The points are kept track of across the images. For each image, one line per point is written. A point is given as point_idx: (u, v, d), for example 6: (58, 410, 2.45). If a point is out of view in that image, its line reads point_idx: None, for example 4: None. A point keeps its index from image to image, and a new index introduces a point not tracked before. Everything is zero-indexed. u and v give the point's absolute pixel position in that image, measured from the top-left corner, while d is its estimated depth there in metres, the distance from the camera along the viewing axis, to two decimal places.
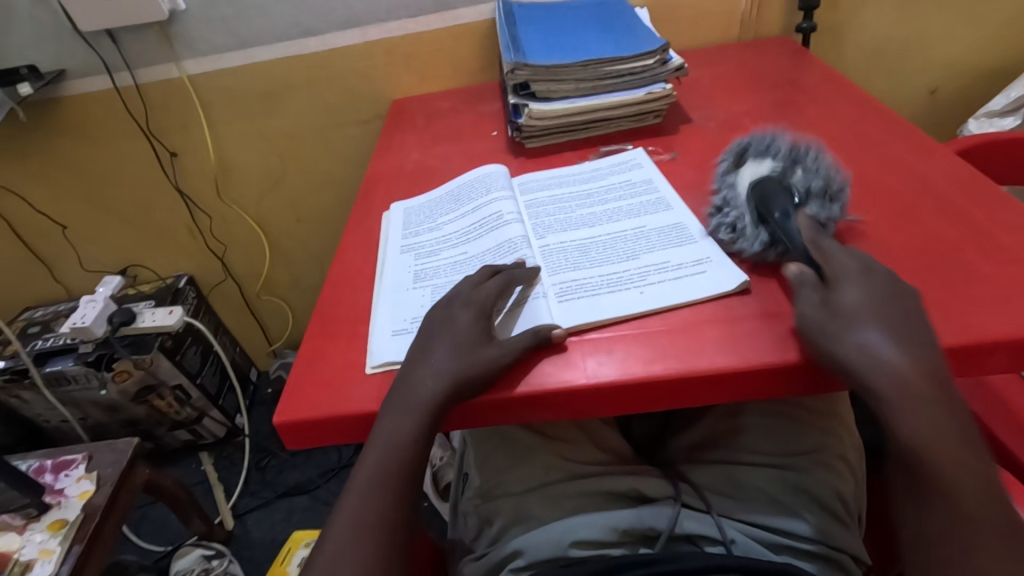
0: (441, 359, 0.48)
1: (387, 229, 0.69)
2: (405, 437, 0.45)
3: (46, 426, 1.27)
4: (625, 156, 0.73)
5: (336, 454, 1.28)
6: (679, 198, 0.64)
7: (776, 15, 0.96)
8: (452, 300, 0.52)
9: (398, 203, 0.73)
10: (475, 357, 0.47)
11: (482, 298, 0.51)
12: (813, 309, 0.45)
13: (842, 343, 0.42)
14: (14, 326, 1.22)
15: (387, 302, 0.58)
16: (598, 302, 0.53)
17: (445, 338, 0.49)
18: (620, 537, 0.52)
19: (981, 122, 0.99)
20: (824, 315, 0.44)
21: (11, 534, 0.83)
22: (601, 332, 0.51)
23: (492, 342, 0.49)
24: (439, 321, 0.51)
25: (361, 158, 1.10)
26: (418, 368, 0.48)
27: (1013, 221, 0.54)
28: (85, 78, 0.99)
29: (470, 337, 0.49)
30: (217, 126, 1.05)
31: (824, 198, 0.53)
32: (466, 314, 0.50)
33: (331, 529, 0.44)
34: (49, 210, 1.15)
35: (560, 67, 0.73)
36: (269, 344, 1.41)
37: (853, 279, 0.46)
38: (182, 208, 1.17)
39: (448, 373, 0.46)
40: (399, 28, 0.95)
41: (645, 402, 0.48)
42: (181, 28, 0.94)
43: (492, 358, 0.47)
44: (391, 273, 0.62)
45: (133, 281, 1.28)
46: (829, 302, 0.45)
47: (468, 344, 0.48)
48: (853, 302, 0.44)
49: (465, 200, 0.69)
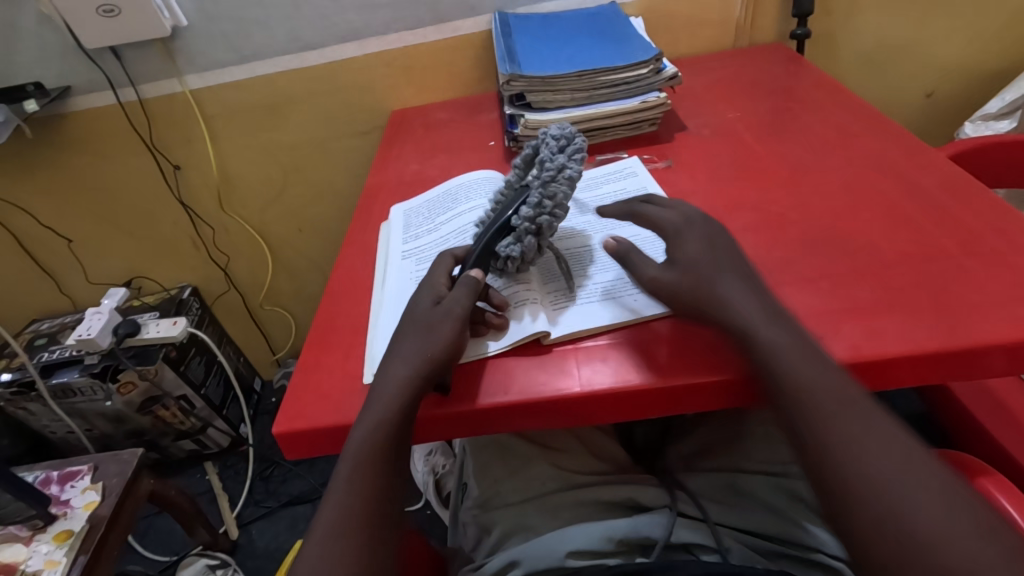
0: (405, 353, 0.48)
1: (388, 235, 0.70)
2: (384, 436, 0.45)
3: (53, 437, 1.28)
4: (620, 164, 0.73)
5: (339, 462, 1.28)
6: (672, 204, 0.65)
7: (770, 22, 0.97)
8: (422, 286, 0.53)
9: (397, 209, 0.74)
10: (432, 343, 0.47)
11: (442, 275, 0.54)
12: (663, 271, 0.51)
13: (702, 291, 0.47)
14: (20, 339, 1.24)
15: (389, 311, 0.58)
16: (583, 310, 0.53)
17: (408, 324, 0.50)
18: (615, 547, 0.53)
19: (976, 125, 0.99)
20: (674, 274, 0.49)
21: (17, 545, 0.84)
22: (596, 339, 0.51)
23: (439, 304, 0.50)
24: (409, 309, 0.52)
25: (361, 169, 1.11)
26: (390, 365, 0.48)
27: (1004, 225, 0.54)
28: (90, 94, 1.01)
29: (424, 313, 0.50)
30: (218, 139, 1.07)
31: (521, 232, 0.54)
32: (424, 293, 0.52)
33: (313, 536, 0.42)
34: (55, 224, 1.17)
35: (555, 78, 0.74)
36: (273, 353, 1.42)
37: (693, 228, 0.52)
38: (185, 220, 1.18)
39: (417, 371, 0.46)
40: (397, 40, 0.96)
41: (635, 411, 0.48)
42: (183, 44, 0.96)
43: (451, 348, 0.47)
44: (394, 280, 0.62)
45: (138, 293, 1.30)
46: (674, 259, 0.51)
47: (432, 326, 0.49)
48: (693, 253, 0.50)
49: (456, 205, 0.70)
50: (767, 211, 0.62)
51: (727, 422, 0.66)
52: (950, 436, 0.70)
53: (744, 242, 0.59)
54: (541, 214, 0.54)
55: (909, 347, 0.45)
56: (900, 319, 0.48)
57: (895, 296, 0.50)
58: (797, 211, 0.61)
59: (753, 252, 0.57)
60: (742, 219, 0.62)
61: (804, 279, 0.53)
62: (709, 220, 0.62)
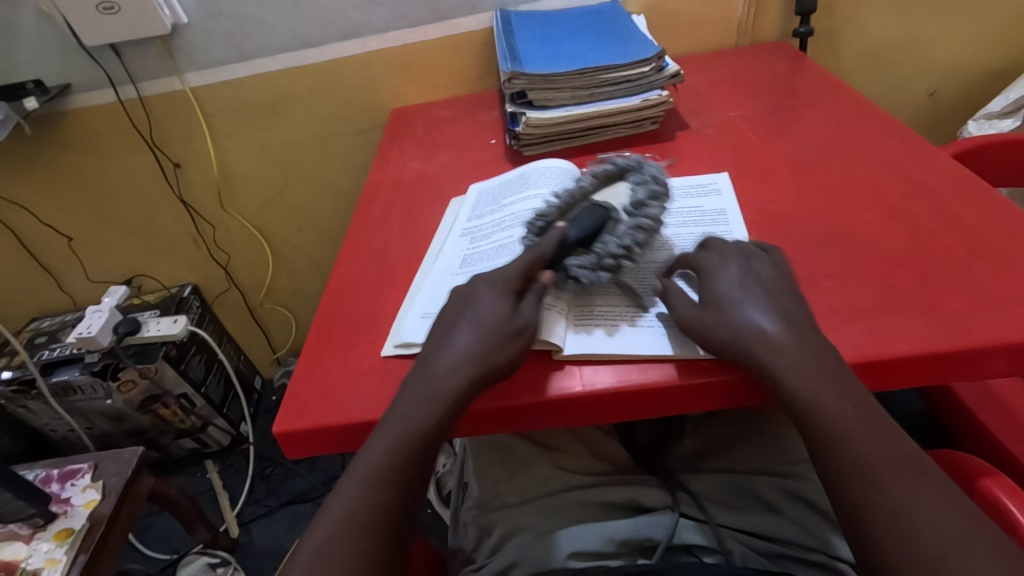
0: (448, 359, 0.47)
1: (457, 210, 0.71)
2: (407, 441, 0.44)
3: (53, 436, 1.28)
4: (708, 178, 0.68)
5: (340, 461, 1.28)
6: (747, 233, 0.59)
7: (773, 20, 0.96)
8: (489, 279, 0.51)
9: (475, 184, 0.75)
10: (489, 351, 0.47)
11: (521, 268, 0.51)
12: (695, 314, 0.47)
13: (721, 324, 0.46)
14: (21, 337, 1.24)
15: (431, 286, 0.59)
16: (615, 328, 0.51)
17: (463, 322, 0.49)
18: (618, 548, 0.53)
19: (980, 124, 0.99)
20: (701, 310, 0.47)
21: (18, 543, 0.84)
22: (613, 360, 0.49)
23: (516, 313, 0.48)
24: (462, 300, 0.51)
25: (362, 167, 1.11)
26: (424, 372, 0.47)
27: (1009, 224, 0.54)
28: (89, 92, 1.00)
29: (500, 316, 0.48)
30: (219, 137, 1.06)
31: (602, 263, 0.53)
32: (488, 291, 0.50)
33: (314, 534, 0.42)
34: (55, 222, 1.17)
35: (556, 75, 0.73)
36: (274, 351, 1.42)
37: (729, 263, 0.50)
38: (186, 218, 1.18)
39: (452, 380, 0.46)
40: (398, 38, 0.96)
41: (636, 411, 0.48)
42: (183, 41, 0.96)
43: (503, 365, 0.47)
44: (446, 254, 0.63)
45: (138, 291, 1.29)
46: (703, 296, 0.49)
47: (495, 333, 0.47)
48: (722, 291, 0.48)
49: (518, 189, 0.69)
50: (770, 210, 0.62)
51: (729, 423, 0.65)
52: (952, 437, 0.69)
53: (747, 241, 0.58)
54: (626, 256, 0.53)
55: (913, 347, 0.45)
56: (903, 319, 0.48)
57: (898, 296, 0.49)
58: (799, 210, 0.61)
59: None
60: (745, 218, 0.61)
61: (807, 279, 0.53)
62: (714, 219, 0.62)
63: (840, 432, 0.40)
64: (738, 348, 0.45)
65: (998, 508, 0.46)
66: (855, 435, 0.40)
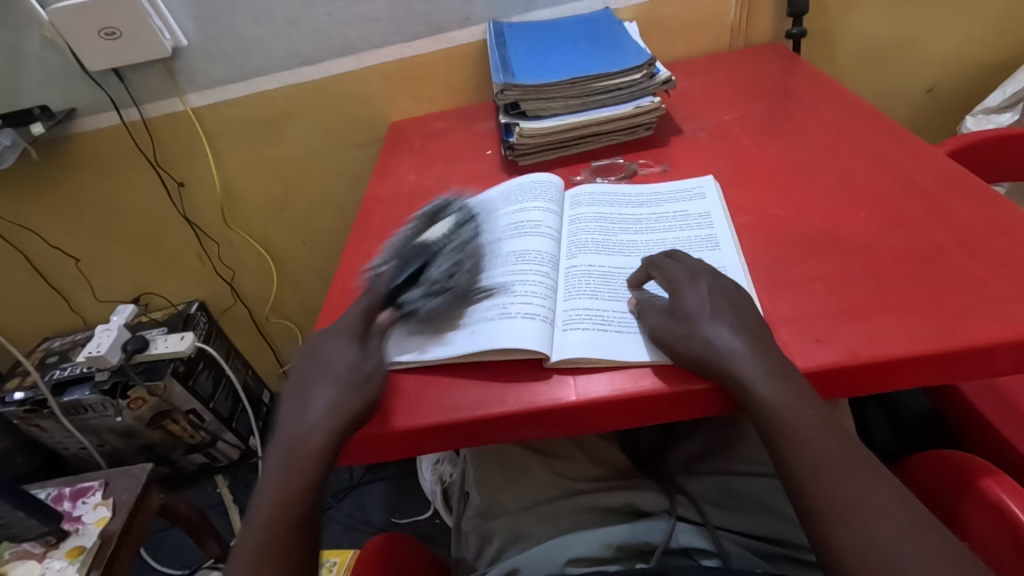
0: (313, 421, 0.46)
1: None
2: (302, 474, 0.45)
3: (66, 454, 1.30)
4: (692, 183, 0.68)
5: (349, 473, 1.22)
6: (733, 236, 0.59)
7: (766, 22, 0.97)
8: (329, 337, 0.52)
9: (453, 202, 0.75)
10: (353, 402, 0.47)
11: (354, 318, 0.53)
12: (663, 324, 0.48)
13: (693, 338, 0.46)
14: (33, 357, 1.26)
15: None
16: (600, 336, 0.51)
17: (320, 379, 0.49)
18: (614, 553, 0.52)
19: (978, 119, 0.98)
20: (673, 324, 0.48)
21: (31, 562, 0.85)
22: (601, 371, 0.49)
23: (362, 357, 0.50)
24: (311, 358, 0.51)
25: (361, 181, 1.12)
26: (287, 444, 0.46)
27: (1002, 222, 0.54)
28: (94, 115, 1.02)
29: (350, 363, 0.50)
30: (221, 156, 1.08)
31: (432, 290, 0.56)
32: (339, 341, 0.51)
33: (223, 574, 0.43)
34: (62, 244, 1.19)
35: (547, 85, 0.74)
36: (281, 365, 1.43)
37: (700, 279, 0.50)
38: (191, 236, 1.19)
39: (314, 454, 0.45)
40: (394, 53, 0.97)
41: (623, 420, 0.48)
42: (183, 63, 0.97)
43: (361, 412, 0.47)
44: None
45: (145, 309, 1.31)
46: (674, 309, 0.49)
47: (351, 381, 0.48)
48: (693, 305, 0.48)
49: (517, 200, 0.69)
50: (764, 213, 0.62)
51: (727, 426, 0.65)
52: (955, 438, 0.68)
53: (742, 244, 0.58)
54: (453, 279, 0.57)
55: (902, 348, 0.45)
56: (895, 320, 0.47)
57: (892, 297, 0.49)
58: (794, 212, 0.61)
59: (748, 255, 0.57)
60: (738, 221, 0.62)
61: (800, 281, 0.53)
62: (714, 218, 0.62)
63: (830, 444, 0.40)
64: (708, 365, 0.45)
65: (1000, 509, 0.46)
66: (842, 451, 0.40)
